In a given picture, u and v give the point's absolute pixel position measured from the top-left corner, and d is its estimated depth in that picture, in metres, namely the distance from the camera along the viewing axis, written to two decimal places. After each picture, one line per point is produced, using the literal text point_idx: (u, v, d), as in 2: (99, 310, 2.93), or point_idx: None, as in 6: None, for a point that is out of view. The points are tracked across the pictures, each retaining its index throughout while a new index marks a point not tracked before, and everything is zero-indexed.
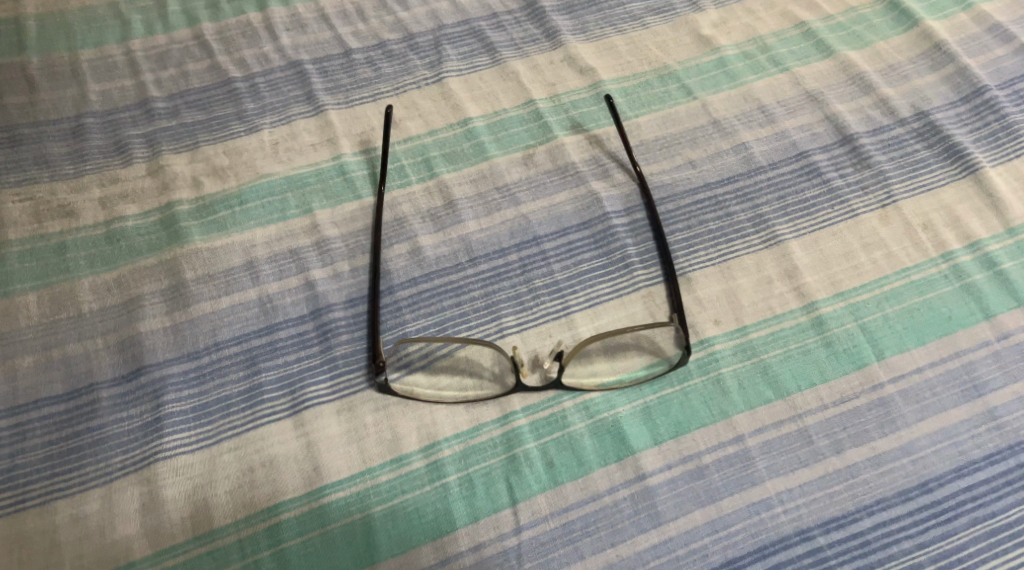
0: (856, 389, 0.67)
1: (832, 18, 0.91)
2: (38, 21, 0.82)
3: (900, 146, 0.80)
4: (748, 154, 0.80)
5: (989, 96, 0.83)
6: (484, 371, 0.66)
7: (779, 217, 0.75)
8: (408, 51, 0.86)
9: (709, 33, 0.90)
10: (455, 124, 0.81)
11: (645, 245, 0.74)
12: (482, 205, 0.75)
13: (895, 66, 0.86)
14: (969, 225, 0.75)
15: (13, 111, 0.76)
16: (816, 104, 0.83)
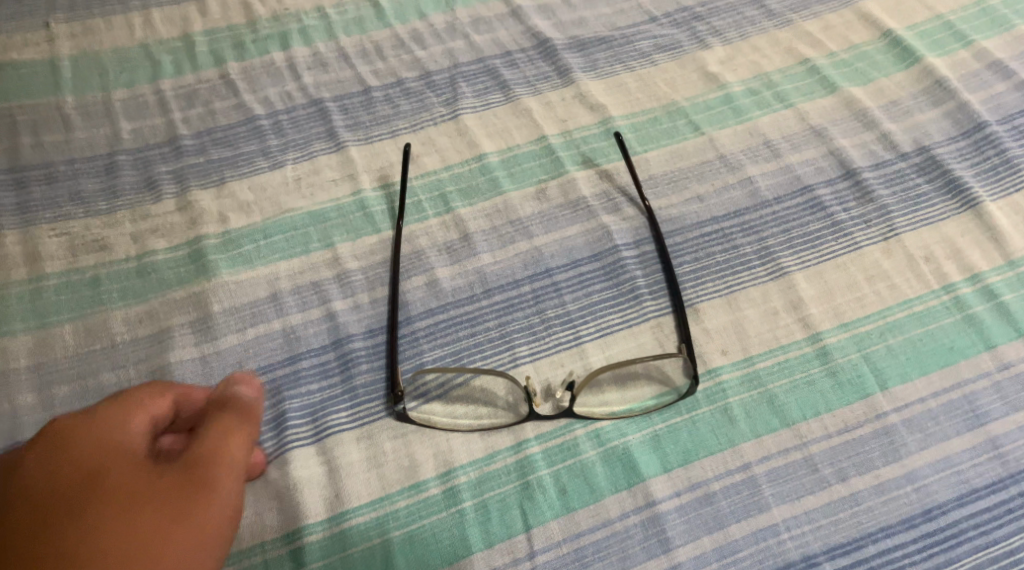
0: (860, 418, 0.68)
1: (835, 55, 0.94)
2: (73, 62, 0.86)
3: (902, 180, 0.82)
4: (754, 188, 0.82)
5: (989, 132, 0.85)
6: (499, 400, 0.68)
7: (785, 250, 0.78)
8: (425, 88, 0.89)
9: (716, 70, 0.93)
10: (471, 160, 0.84)
11: (654, 276, 0.76)
12: (496, 238, 0.78)
13: (897, 101, 0.89)
14: (970, 258, 0.77)
15: (49, 148, 0.79)
16: (820, 139, 0.86)
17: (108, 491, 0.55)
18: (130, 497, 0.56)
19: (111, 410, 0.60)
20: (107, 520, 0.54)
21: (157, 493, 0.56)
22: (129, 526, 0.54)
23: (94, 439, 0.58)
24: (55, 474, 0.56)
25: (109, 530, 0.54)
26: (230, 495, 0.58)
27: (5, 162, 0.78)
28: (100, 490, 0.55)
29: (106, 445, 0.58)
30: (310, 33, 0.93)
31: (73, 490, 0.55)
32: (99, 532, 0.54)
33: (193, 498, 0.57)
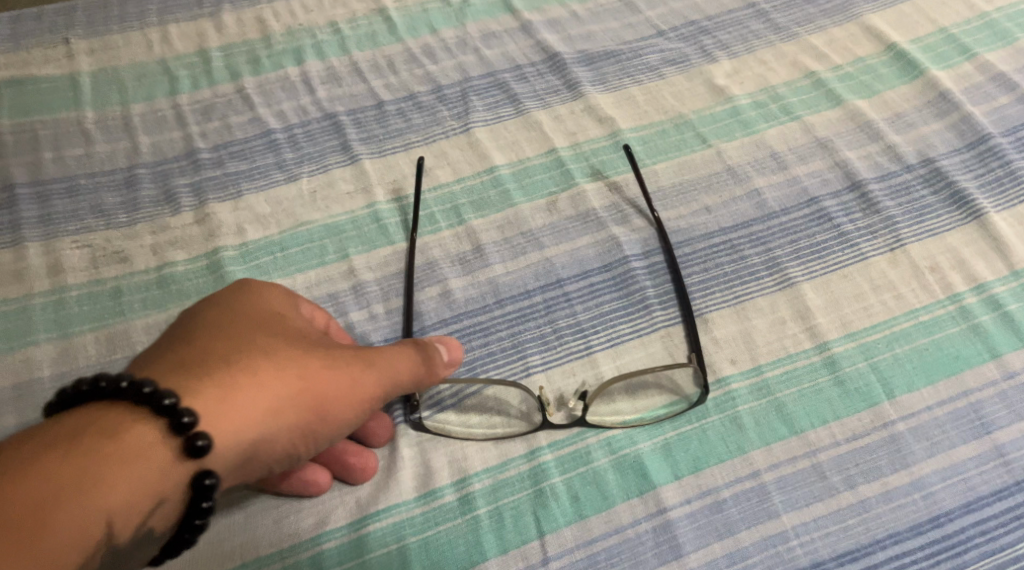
0: (868, 426, 0.70)
1: (840, 68, 0.96)
2: (93, 77, 0.88)
3: (908, 192, 0.84)
4: (761, 200, 0.84)
5: (993, 144, 0.86)
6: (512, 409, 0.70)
7: (792, 260, 0.79)
8: (437, 102, 0.91)
9: (723, 83, 0.94)
10: (483, 173, 0.85)
11: (663, 287, 0.78)
12: (508, 249, 0.80)
13: (902, 114, 0.91)
14: (975, 268, 0.78)
15: (70, 162, 0.81)
16: (827, 151, 0.87)
17: (255, 349, 0.59)
18: (295, 340, 0.61)
19: (279, 287, 0.66)
20: (273, 344, 0.60)
21: (316, 346, 0.61)
22: (289, 355, 0.59)
23: (269, 299, 0.64)
24: (236, 311, 0.62)
25: (273, 350, 0.59)
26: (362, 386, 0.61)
27: (27, 175, 0.79)
28: (268, 326, 0.61)
29: (278, 303, 0.64)
30: (323, 48, 0.95)
31: (244, 319, 0.61)
32: (264, 351, 0.59)
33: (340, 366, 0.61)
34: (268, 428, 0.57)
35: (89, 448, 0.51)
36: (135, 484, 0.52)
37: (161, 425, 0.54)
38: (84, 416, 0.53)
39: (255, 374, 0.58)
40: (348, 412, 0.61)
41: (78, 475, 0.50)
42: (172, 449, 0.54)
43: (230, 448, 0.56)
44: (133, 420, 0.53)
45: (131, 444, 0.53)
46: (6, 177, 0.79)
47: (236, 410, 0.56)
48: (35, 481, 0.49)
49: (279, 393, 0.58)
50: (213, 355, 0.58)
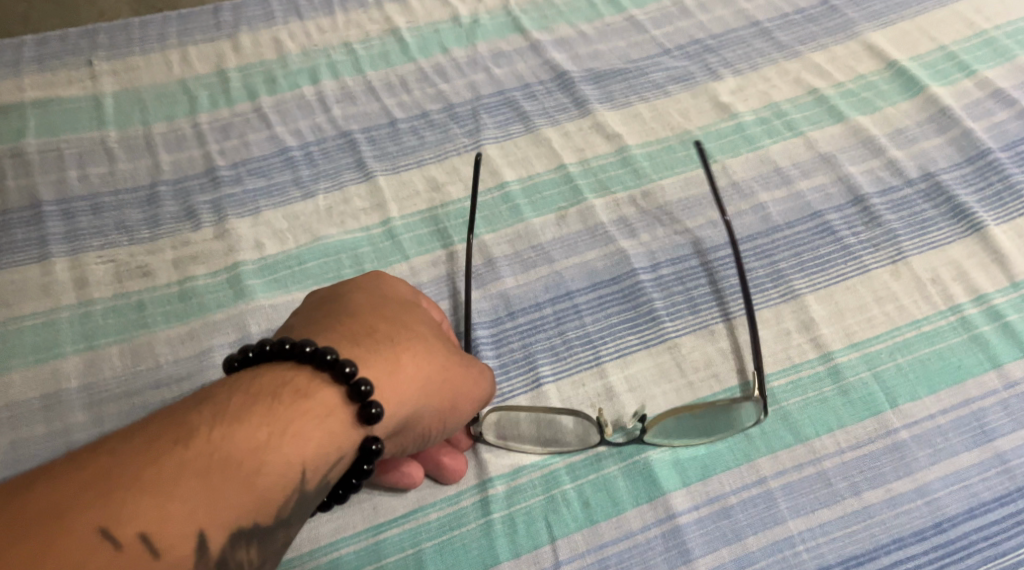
0: (871, 434, 0.71)
1: (842, 85, 0.98)
2: (115, 97, 0.91)
3: (910, 206, 0.86)
4: (766, 214, 0.86)
5: (992, 158, 0.88)
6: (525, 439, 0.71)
7: (796, 273, 0.81)
8: (448, 120, 0.93)
9: (728, 100, 0.97)
10: (493, 189, 0.88)
11: (670, 298, 0.80)
12: (519, 262, 0.82)
13: (903, 129, 0.93)
14: (976, 280, 0.80)
15: (95, 180, 0.83)
16: (829, 166, 0.90)
17: (408, 330, 0.63)
18: (436, 328, 0.65)
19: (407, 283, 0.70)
20: (424, 329, 0.64)
21: (452, 339, 0.66)
22: (438, 340, 0.64)
23: (404, 289, 0.69)
24: (382, 295, 0.66)
25: (424, 334, 0.63)
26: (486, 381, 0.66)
27: (53, 192, 0.82)
28: (414, 311, 0.65)
29: (412, 294, 0.68)
30: (338, 68, 0.97)
31: (394, 302, 0.65)
32: (417, 333, 0.63)
33: (472, 362, 0.65)
34: (420, 404, 0.61)
35: (282, 407, 0.55)
36: (323, 442, 0.55)
37: (340, 392, 0.57)
38: (274, 378, 0.57)
39: (413, 351, 0.61)
40: (476, 401, 0.65)
41: (279, 426, 0.54)
42: (349, 413, 0.57)
43: (391, 419, 0.59)
44: (317, 382, 0.57)
45: (317, 403, 0.56)
46: (33, 194, 0.81)
47: (400, 383, 0.60)
48: (244, 428, 0.53)
49: (433, 372, 0.62)
50: (375, 330, 0.62)
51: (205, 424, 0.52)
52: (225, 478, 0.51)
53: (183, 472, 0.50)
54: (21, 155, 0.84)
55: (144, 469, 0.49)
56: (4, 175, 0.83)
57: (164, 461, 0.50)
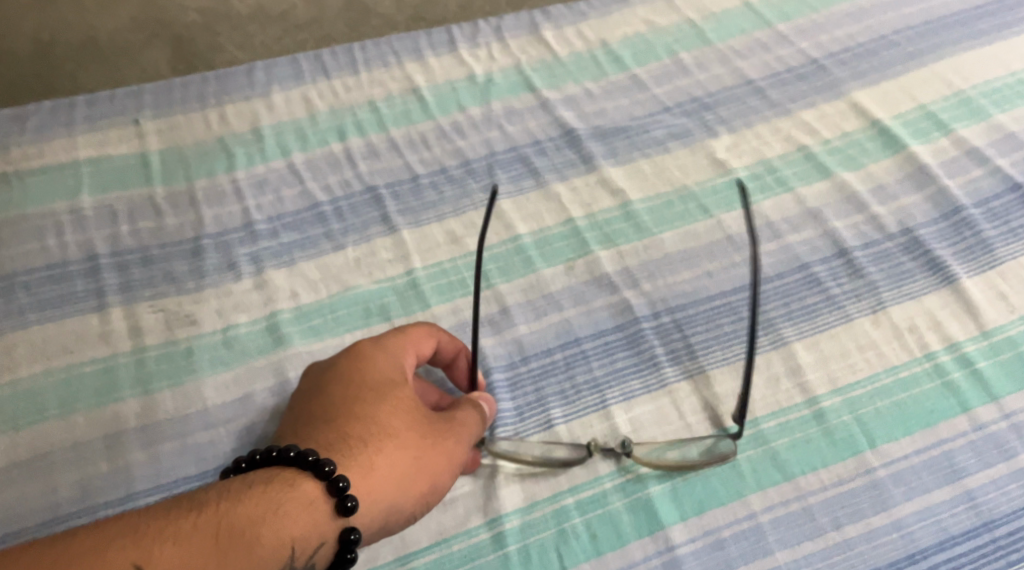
0: (852, 472, 0.79)
1: (829, 143, 1.06)
2: (161, 155, 0.99)
3: (890, 259, 0.93)
4: (758, 266, 0.93)
5: (966, 215, 0.96)
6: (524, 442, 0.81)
7: (785, 321, 0.89)
8: (466, 175, 1.01)
9: (723, 156, 1.05)
10: (507, 241, 0.96)
11: (671, 345, 0.87)
12: (532, 310, 0.90)
13: (884, 186, 1.01)
14: (948, 329, 0.87)
15: (144, 234, 0.91)
16: (816, 221, 0.97)
17: (382, 424, 0.71)
18: (412, 414, 0.72)
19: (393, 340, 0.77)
20: (397, 422, 0.71)
21: (426, 420, 0.72)
22: (410, 433, 0.71)
23: (386, 363, 0.75)
24: (361, 382, 0.73)
25: (395, 431, 0.71)
26: (459, 455, 0.73)
27: (107, 246, 0.90)
28: (389, 398, 0.72)
29: (394, 366, 0.75)
30: (363, 125, 1.05)
31: (369, 391, 0.73)
32: (388, 430, 0.70)
33: (444, 439, 0.72)
34: (396, 500, 0.69)
35: (275, 491, 0.65)
36: (307, 526, 0.64)
37: (322, 485, 0.66)
38: (267, 473, 0.67)
39: (382, 453, 0.69)
40: (451, 474, 0.72)
41: (272, 506, 0.64)
42: (328, 507, 0.65)
43: (368, 515, 0.67)
44: (301, 476, 0.66)
45: (302, 493, 0.65)
46: (89, 248, 0.89)
47: (373, 479, 0.68)
48: (244, 506, 0.62)
49: (405, 463, 0.69)
50: (349, 434, 0.70)
51: (213, 499, 0.63)
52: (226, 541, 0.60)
53: (192, 533, 0.60)
54: (77, 211, 0.92)
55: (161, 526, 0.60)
56: (62, 229, 0.90)
57: (177, 524, 0.60)
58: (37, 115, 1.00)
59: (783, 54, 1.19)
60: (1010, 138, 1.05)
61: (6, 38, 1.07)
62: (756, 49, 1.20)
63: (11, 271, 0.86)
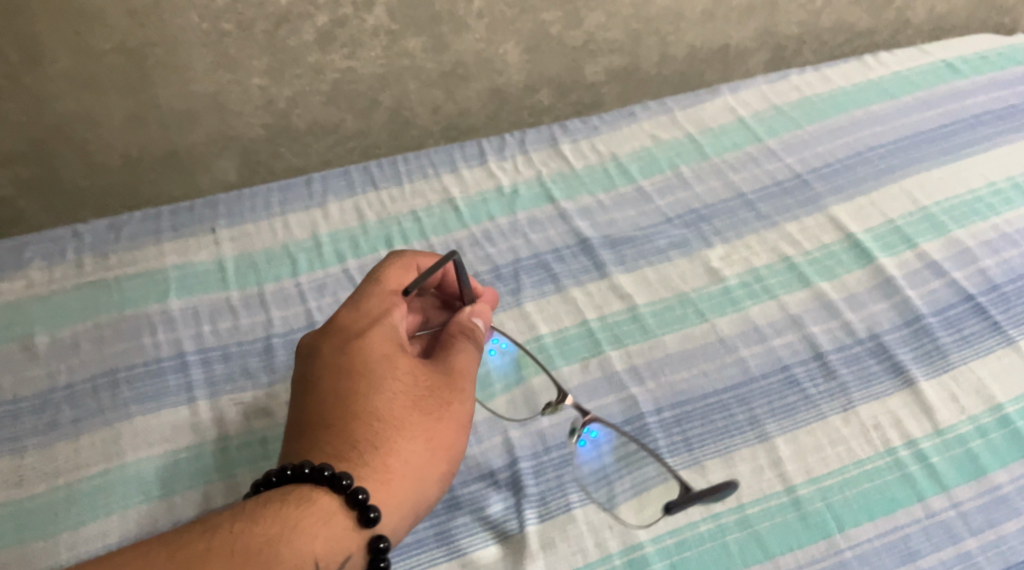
0: (823, 552, 0.93)
1: (810, 253, 1.22)
2: (235, 261, 1.15)
3: (860, 362, 1.09)
4: (746, 366, 1.09)
5: (925, 323, 1.12)
6: (546, 525, 0.95)
7: (769, 417, 1.04)
8: (495, 280, 1.18)
9: (717, 265, 1.21)
10: (531, 340, 1.12)
11: (671, 437, 1.02)
12: (552, 404, 1.05)
13: (856, 294, 1.16)
14: (908, 426, 1.03)
15: (224, 334, 1.07)
16: (797, 326, 1.13)
17: (382, 419, 0.85)
18: (409, 397, 0.87)
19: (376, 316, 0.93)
20: (397, 415, 0.86)
21: (424, 401, 0.87)
22: (414, 416, 0.86)
23: (373, 349, 0.90)
24: (354, 373, 0.88)
25: (400, 416, 0.86)
26: (461, 418, 0.88)
27: (193, 345, 1.05)
28: (384, 390, 0.87)
29: (382, 343, 0.91)
30: (407, 233, 1.22)
31: (368, 380, 0.88)
32: (392, 422, 0.85)
33: (445, 412, 0.88)
34: (421, 480, 0.85)
35: (290, 511, 0.78)
36: (331, 536, 0.78)
37: (340, 499, 0.80)
38: (283, 491, 0.81)
39: (394, 447, 0.84)
40: (459, 438, 0.88)
41: (286, 525, 0.77)
42: (350, 518, 0.80)
43: (394, 501, 0.82)
44: (318, 494, 0.80)
45: (321, 508, 0.80)
46: (179, 346, 1.05)
47: (390, 473, 0.83)
48: (263, 525, 0.76)
49: (415, 449, 0.85)
50: (356, 436, 0.84)
51: (234, 519, 0.76)
52: (249, 555, 0.74)
53: (221, 551, 0.74)
54: (167, 311, 1.08)
55: (195, 545, 0.74)
56: (155, 329, 1.06)
57: (208, 542, 0.74)
58: (129, 224, 1.18)
59: (771, 168, 1.36)
60: (965, 252, 1.21)
61: (98, 155, 1.25)
62: (748, 163, 1.37)
63: (114, 366, 1.02)
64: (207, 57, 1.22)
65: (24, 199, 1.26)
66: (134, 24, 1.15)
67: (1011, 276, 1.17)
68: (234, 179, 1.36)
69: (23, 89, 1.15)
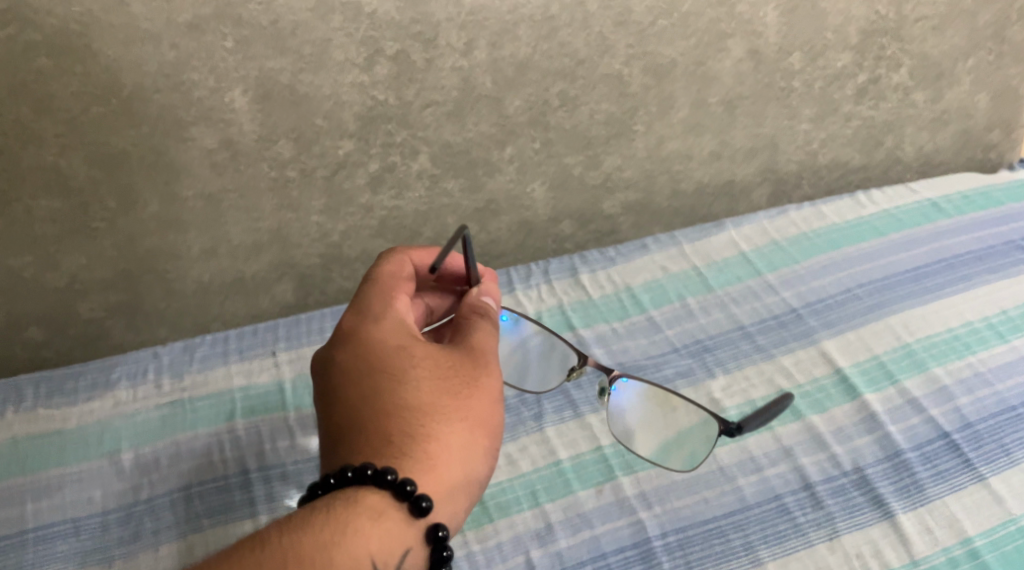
0: None
1: (801, 386, 1.36)
2: (292, 382, 1.31)
3: (845, 494, 1.22)
4: (743, 494, 1.22)
5: (904, 458, 1.25)
6: None
7: (761, 544, 1.16)
8: (520, 404, 1.35)
9: (719, 395, 1.35)
10: (551, 464, 1.26)
11: (674, 560, 1.15)
12: (569, 527, 1.19)
13: (842, 427, 1.30)
14: (887, 556, 1.15)
15: (283, 451, 1.20)
16: (789, 457, 1.26)
17: (413, 409, 0.94)
18: (435, 386, 0.97)
19: (384, 311, 1.04)
20: (428, 403, 0.95)
21: (452, 387, 0.97)
22: (444, 401, 0.95)
23: (389, 347, 0.99)
24: (376, 374, 0.97)
25: (431, 403, 0.95)
26: (491, 392, 0.99)
27: (256, 461, 1.19)
28: (409, 384, 0.96)
29: (397, 338, 1.00)
30: None
31: (392, 375, 0.97)
32: (424, 411, 0.94)
33: (473, 393, 0.97)
34: (464, 460, 0.94)
35: (341, 513, 0.85)
36: (386, 530, 0.86)
37: (388, 494, 0.88)
38: (332, 496, 0.88)
39: (432, 433, 0.93)
40: (492, 413, 0.98)
41: (339, 526, 0.84)
42: (403, 507, 0.88)
43: (444, 484, 0.91)
44: (367, 493, 0.88)
45: (371, 505, 0.87)
46: (243, 464, 1.19)
47: (436, 458, 0.92)
48: (318, 528, 0.83)
49: (453, 432, 0.94)
50: (392, 430, 0.93)
51: (288, 526, 0.83)
52: (309, 553, 0.80)
53: (282, 553, 0.80)
54: (233, 431, 1.23)
55: (256, 551, 0.80)
56: (224, 446, 1.21)
57: (269, 548, 0.80)
58: (202, 346, 1.38)
59: (768, 301, 1.51)
60: (942, 389, 1.34)
61: (176, 282, 1.43)
62: (748, 297, 1.52)
63: (188, 481, 1.17)
64: (273, 200, 1.40)
65: (110, 320, 1.44)
66: (214, 174, 1.35)
67: (983, 414, 1.31)
68: (291, 301, 1.54)
69: (117, 229, 1.35)
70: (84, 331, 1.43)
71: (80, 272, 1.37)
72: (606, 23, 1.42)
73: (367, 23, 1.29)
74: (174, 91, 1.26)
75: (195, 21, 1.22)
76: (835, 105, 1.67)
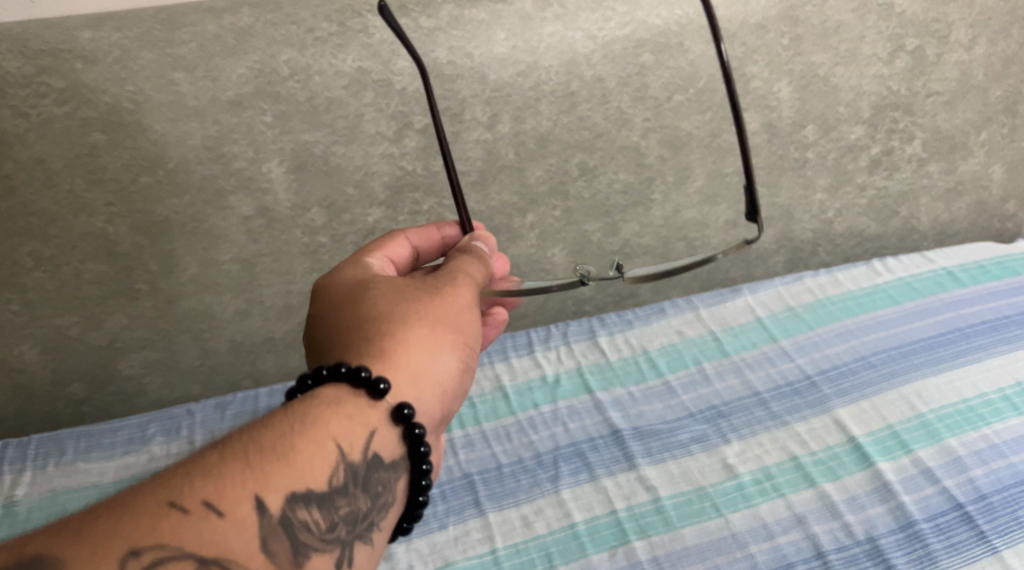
0: None
1: (815, 453, 1.38)
2: None
3: (858, 563, 1.22)
4: (755, 561, 1.23)
5: (917, 529, 1.25)
6: None
7: None
8: (537, 466, 1.39)
9: (733, 461, 1.38)
10: (566, 526, 1.29)
11: None
12: None
13: (855, 496, 1.31)
14: None
15: None
16: (801, 524, 1.27)
17: (371, 321, 0.95)
18: (393, 298, 0.98)
19: (348, 261, 1.07)
20: (386, 312, 0.95)
21: (410, 296, 0.98)
22: (400, 307, 0.96)
23: (350, 283, 1.01)
24: (338, 307, 0.99)
25: (388, 310, 0.96)
26: (452, 295, 0.99)
27: None
28: (368, 302, 0.97)
29: (358, 275, 1.03)
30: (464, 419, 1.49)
31: (352, 300, 0.98)
32: (382, 318, 0.95)
33: (431, 298, 0.98)
34: (427, 351, 0.93)
35: (296, 408, 0.84)
36: (346, 415, 0.85)
37: (347, 386, 0.87)
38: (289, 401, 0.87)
39: (390, 333, 0.93)
40: (456, 313, 0.98)
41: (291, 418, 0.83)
42: (364, 394, 0.87)
43: (409, 374, 0.91)
44: (325, 389, 0.87)
45: (328, 397, 0.86)
46: None
47: (395, 353, 0.92)
48: (270, 421, 0.82)
49: (413, 330, 0.94)
50: (353, 341, 0.93)
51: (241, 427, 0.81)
52: (262, 444, 0.79)
53: (237, 447, 0.79)
54: None
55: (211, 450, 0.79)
56: None
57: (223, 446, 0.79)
58: (233, 404, 1.44)
59: (783, 367, 1.55)
60: (956, 461, 1.35)
61: (211, 342, 1.50)
62: (762, 362, 1.56)
63: None
64: (305, 264, 1.47)
65: (147, 377, 1.50)
66: (249, 240, 1.42)
67: (997, 486, 1.31)
68: None
69: (158, 291, 1.42)
70: (122, 388, 1.49)
71: (121, 331, 1.44)
72: (624, 99, 1.50)
73: (398, 98, 1.37)
74: (215, 162, 1.34)
75: (238, 98, 1.31)
76: (849, 175, 1.72)
